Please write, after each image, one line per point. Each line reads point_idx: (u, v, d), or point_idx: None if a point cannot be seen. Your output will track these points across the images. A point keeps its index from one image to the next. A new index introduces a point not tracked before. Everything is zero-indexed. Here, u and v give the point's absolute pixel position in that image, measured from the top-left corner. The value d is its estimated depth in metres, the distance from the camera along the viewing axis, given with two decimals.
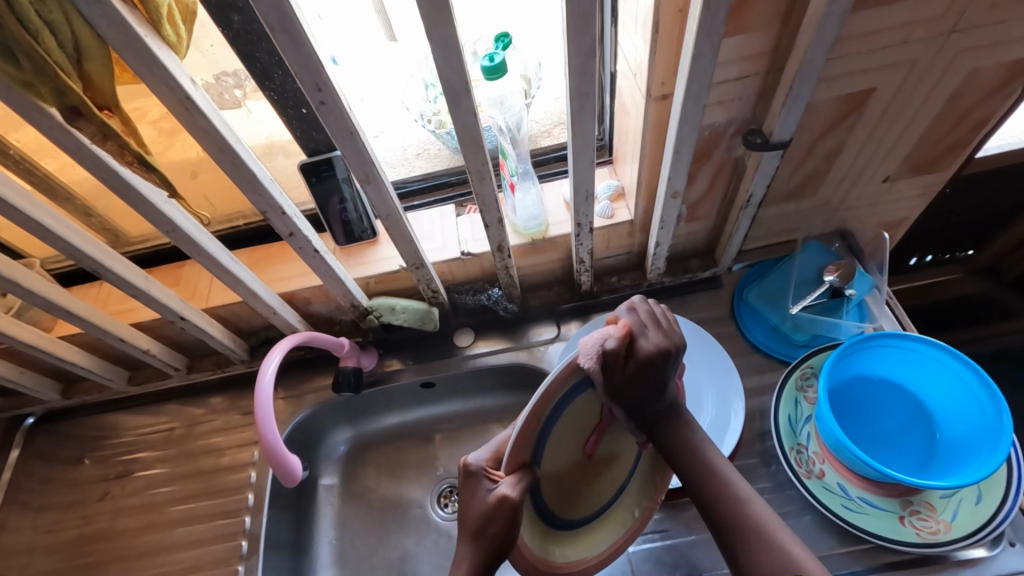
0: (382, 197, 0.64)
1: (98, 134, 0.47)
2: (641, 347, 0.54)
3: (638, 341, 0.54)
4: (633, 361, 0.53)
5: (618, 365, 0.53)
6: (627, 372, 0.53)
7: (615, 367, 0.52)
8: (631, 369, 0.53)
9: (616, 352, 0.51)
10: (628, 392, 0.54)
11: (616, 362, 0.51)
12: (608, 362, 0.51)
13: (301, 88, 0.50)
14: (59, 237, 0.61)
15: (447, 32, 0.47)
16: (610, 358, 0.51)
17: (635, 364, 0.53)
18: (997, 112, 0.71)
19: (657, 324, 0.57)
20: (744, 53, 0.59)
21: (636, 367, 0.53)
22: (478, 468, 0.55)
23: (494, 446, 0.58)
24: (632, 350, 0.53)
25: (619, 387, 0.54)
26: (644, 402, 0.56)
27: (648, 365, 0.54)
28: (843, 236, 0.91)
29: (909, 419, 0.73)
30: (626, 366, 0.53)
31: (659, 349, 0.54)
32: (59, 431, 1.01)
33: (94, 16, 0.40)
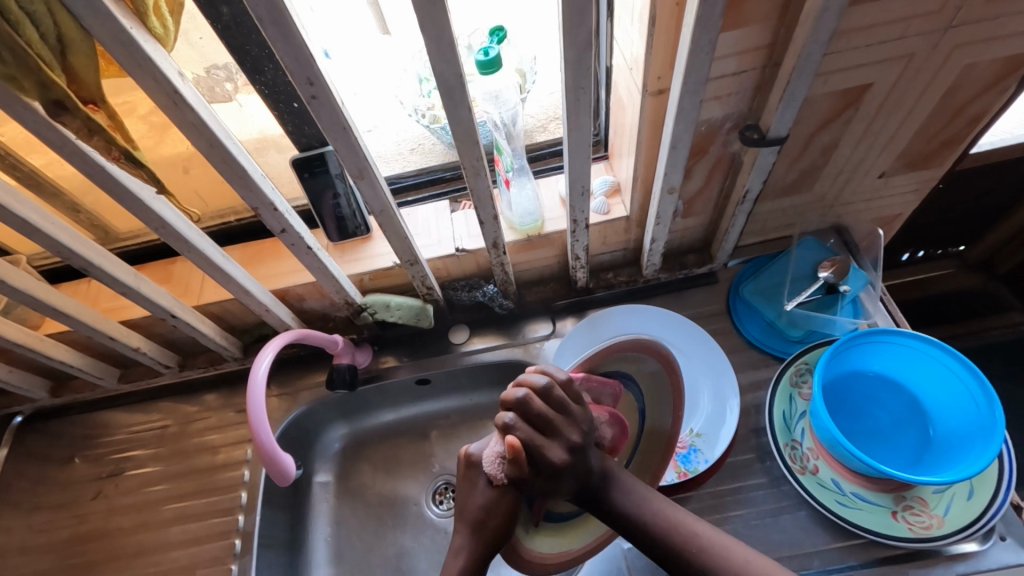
0: (376, 193, 0.63)
1: (84, 129, 0.45)
2: (546, 455, 0.49)
3: (542, 451, 0.49)
4: (538, 472, 0.50)
5: (526, 477, 0.50)
6: (537, 480, 0.50)
7: (525, 477, 0.50)
8: (542, 480, 0.50)
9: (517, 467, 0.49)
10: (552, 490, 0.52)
11: (521, 481, 0.49)
12: (513, 479, 0.49)
13: (293, 81, 0.49)
14: (45, 234, 0.60)
15: (441, 25, 0.46)
16: (509, 476, 0.49)
17: (541, 474, 0.50)
18: (992, 107, 0.71)
19: (567, 409, 0.52)
20: (741, 47, 0.58)
21: (548, 473, 0.50)
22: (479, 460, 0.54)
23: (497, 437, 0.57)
24: (536, 461, 0.49)
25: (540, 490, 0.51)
26: (577, 489, 0.53)
27: (559, 472, 0.50)
28: (838, 232, 0.92)
29: (902, 415, 0.73)
30: (540, 473, 0.50)
31: (565, 455, 0.50)
32: (49, 430, 0.99)
33: (76, 5, 0.39)
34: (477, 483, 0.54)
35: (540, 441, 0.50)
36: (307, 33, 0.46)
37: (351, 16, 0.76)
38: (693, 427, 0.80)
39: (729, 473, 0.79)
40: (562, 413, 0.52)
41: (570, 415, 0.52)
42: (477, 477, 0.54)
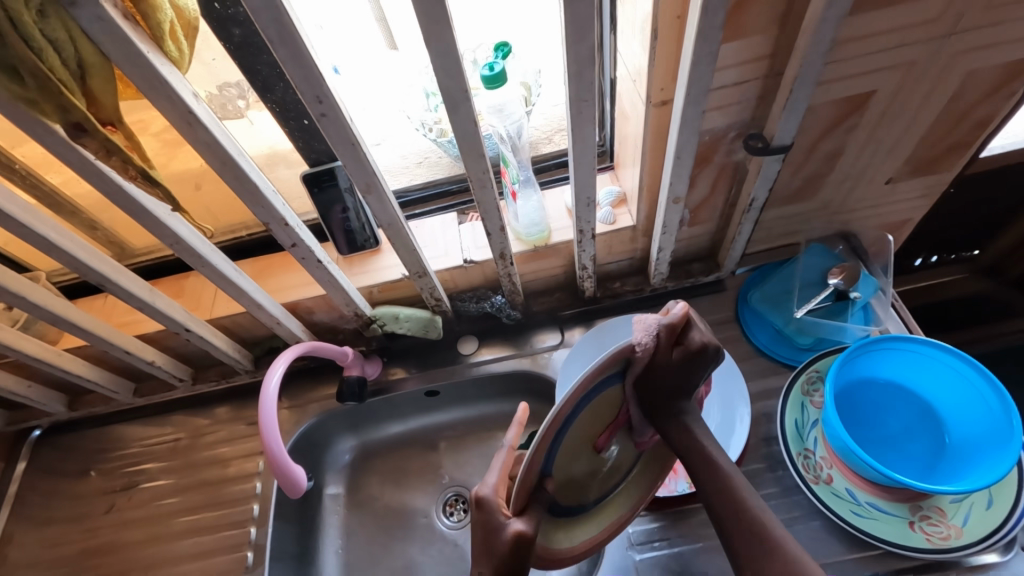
0: (383, 206, 0.64)
1: (102, 150, 0.47)
2: (691, 340, 0.54)
3: (693, 330, 0.54)
4: (680, 350, 0.54)
5: (667, 350, 0.53)
6: (669, 360, 0.53)
7: (661, 351, 0.52)
8: (676, 359, 0.53)
9: (672, 329, 0.52)
10: (661, 383, 0.54)
11: (665, 350, 0.52)
12: (662, 344, 0.52)
13: (302, 100, 0.50)
14: (64, 251, 0.61)
15: (445, 42, 0.47)
16: (667, 336, 0.51)
17: (681, 354, 0.54)
18: (999, 111, 0.71)
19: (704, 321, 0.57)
20: (743, 57, 0.59)
21: (681, 356, 0.54)
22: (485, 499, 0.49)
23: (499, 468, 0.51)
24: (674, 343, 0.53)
25: (655, 374, 0.53)
26: (669, 395, 0.55)
27: (693, 357, 0.54)
28: (846, 238, 0.91)
29: (917, 423, 0.72)
30: (672, 353, 0.54)
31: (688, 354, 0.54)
32: (65, 443, 1.01)
33: (96, 31, 0.40)
34: (492, 529, 0.48)
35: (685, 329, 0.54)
36: (317, 54, 0.48)
37: None
38: None
39: None
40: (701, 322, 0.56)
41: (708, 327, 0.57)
42: (489, 523, 0.48)
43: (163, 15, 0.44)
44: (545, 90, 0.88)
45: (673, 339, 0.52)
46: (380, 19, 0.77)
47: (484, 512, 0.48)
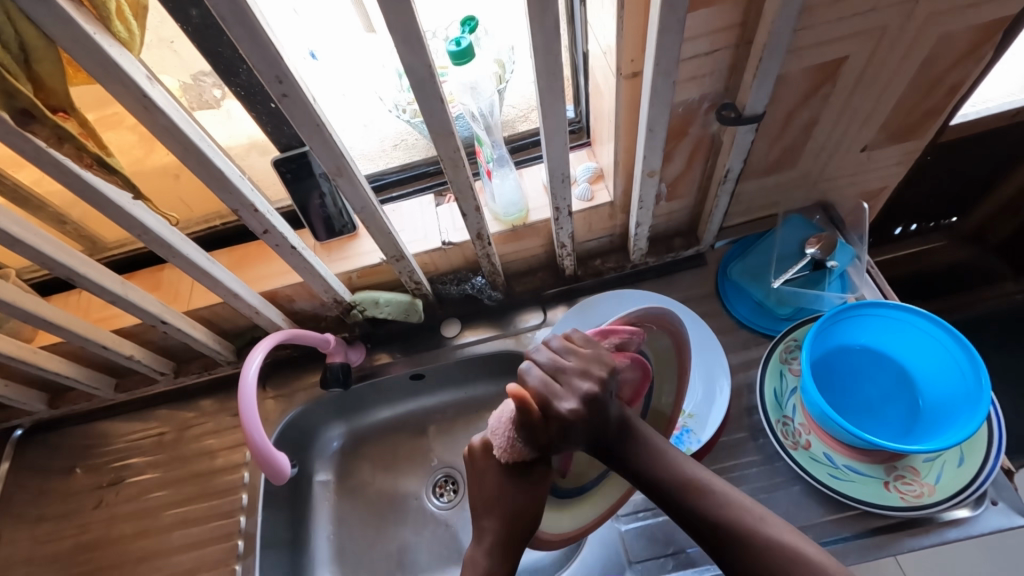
0: (354, 190, 0.63)
1: (53, 137, 0.45)
2: (555, 409, 0.52)
3: (551, 403, 0.52)
4: (552, 424, 0.52)
5: (543, 431, 0.53)
6: (554, 430, 0.53)
7: (545, 432, 0.53)
8: (556, 432, 0.53)
9: (529, 421, 0.52)
10: (575, 437, 0.54)
11: (538, 435, 0.53)
12: (524, 435, 0.54)
13: (262, 81, 0.49)
14: (28, 246, 0.60)
15: (407, 17, 0.46)
16: (520, 431, 0.54)
17: (558, 423, 0.52)
18: (971, 74, 0.71)
19: (564, 370, 0.54)
20: (713, 26, 0.58)
21: (560, 429, 0.53)
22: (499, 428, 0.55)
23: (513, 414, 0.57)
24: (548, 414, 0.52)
25: (557, 446, 0.55)
26: (597, 428, 0.55)
27: (570, 423, 0.52)
28: (823, 208, 0.92)
29: (892, 386, 0.74)
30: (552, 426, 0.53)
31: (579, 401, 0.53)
32: (49, 441, 1.00)
33: (38, 13, 0.39)
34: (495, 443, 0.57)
35: (551, 393, 0.53)
36: (275, 33, 0.46)
37: (331, 17, 0.75)
38: (685, 408, 0.80)
39: (724, 452, 0.79)
40: (563, 371, 0.54)
41: (570, 370, 0.54)
42: (508, 470, 0.58)
43: None
44: (520, 67, 0.86)
45: (537, 424, 0.52)
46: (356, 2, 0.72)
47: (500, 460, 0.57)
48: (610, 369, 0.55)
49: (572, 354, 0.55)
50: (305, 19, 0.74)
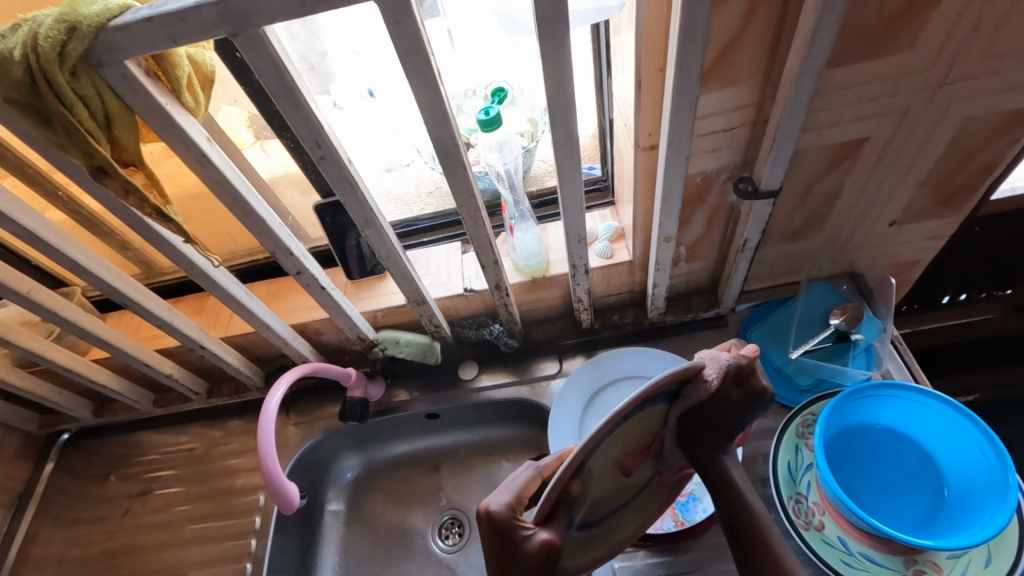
0: (382, 240, 0.67)
1: (121, 189, 0.51)
2: (757, 380, 0.53)
3: (756, 372, 0.53)
4: (739, 394, 0.53)
5: (728, 390, 0.53)
6: (734, 398, 0.53)
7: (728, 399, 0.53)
8: (732, 399, 0.53)
9: (738, 371, 0.52)
10: (718, 418, 0.54)
11: (729, 388, 0.52)
12: (726, 383, 0.52)
13: (303, 144, 0.54)
14: (92, 273, 0.67)
15: (434, 92, 0.51)
16: (732, 378, 0.52)
17: (744, 394, 0.53)
18: (1004, 156, 0.70)
19: None
20: (729, 106, 0.61)
21: (738, 398, 0.53)
22: (506, 522, 0.48)
23: (516, 488, 0.50)
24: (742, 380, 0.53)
25: (715, 412, 0.53)
26: (736, 425, 0.55)
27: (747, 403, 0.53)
28: (852, 277, 0.90)
29: (915, 472, 0.70)
30: (733, 392, 0.53)
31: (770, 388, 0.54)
32: (90, 447, 1.07)
33: (123, 88, 0.45)
34: (513, 545, 0.47)
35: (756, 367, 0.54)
36: (317, 105, 0.52)
37: (390, 64, 0.80)
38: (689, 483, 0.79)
39: None
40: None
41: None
42: (511, 535, 0.48)
43: (182, 71, 0.49)
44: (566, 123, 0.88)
45: (739, 380, 0.52)
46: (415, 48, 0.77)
47: (504, 523, 0.48)
48: None
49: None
50: (366, 61, 0.79)
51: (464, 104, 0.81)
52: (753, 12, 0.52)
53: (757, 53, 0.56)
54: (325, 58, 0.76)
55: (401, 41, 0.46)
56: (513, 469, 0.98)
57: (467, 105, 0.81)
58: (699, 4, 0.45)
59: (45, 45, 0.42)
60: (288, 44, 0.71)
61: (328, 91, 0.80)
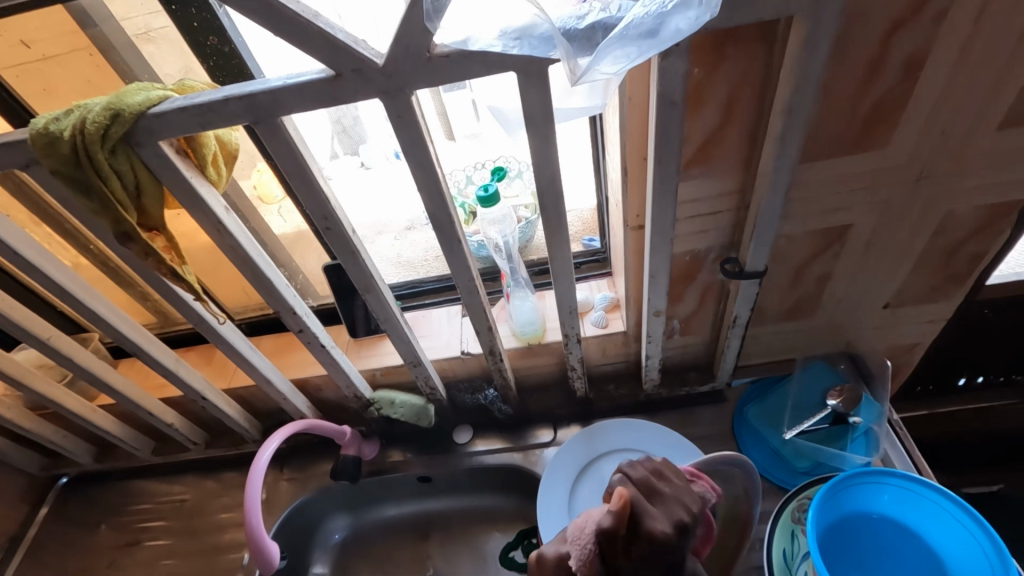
0: (381, 304, 0.71)
1: (142, 251, 0.55)
2: (646, 526, 0.48)
3: (643, 519, 0.48)
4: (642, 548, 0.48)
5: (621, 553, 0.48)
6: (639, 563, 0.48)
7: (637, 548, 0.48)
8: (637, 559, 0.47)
9: (614, 530, 0.46)
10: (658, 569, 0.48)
11: (618, 554, 0.47)
12: (609, 549, 0.47)
13: (311, 216, 0.59)
14: (109, 324, 0.71)
15: (430, 172, 0.55)
16: (613, 541, 0.47)
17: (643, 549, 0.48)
18: (991, 246, 0.72)
19: (657, 492, 0.53)
20: (712, 194, 0.65)
21: (640, 551, 0.48)
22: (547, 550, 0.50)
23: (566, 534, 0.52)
24: (638, 529, 0.48)
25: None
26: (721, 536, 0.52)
27: (656, 549, 0.48)
28: (850, 358, 0.89)
29: (917, 570, 0.67)
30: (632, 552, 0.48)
31: (671, 527, 0.49)
32: (87, 493, 1.08)
33: (156, 164, 0.51)
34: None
35: (645, 510, 0.49)
36: (327, 182, 0.57)
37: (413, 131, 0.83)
38: None
39: None
40: (655, 496, 0.52)
41: (664, 496, 0.52)
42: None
43: (208, 149, 0.54)
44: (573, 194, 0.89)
45: (624, 539, 0.47)
46: (442, 115, 0.79)
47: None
48: (688, 511, 0.51)
49: (660, 479, 0.54)
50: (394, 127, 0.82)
51: (473, 176, 0.89)
52: (730, 112, 0.57)
53: (736, 148, 0.60)
54: (357, 123, 0.78)
55: (404, 132, 0.52)
56: (503, 541, 0.96)
57: (476, 177, 0.89)
58: (672, 107, 0.50)
59: (92, 128, 0.48)
60: (324, 111, 0.73)
61: (356, 152, 0.84)
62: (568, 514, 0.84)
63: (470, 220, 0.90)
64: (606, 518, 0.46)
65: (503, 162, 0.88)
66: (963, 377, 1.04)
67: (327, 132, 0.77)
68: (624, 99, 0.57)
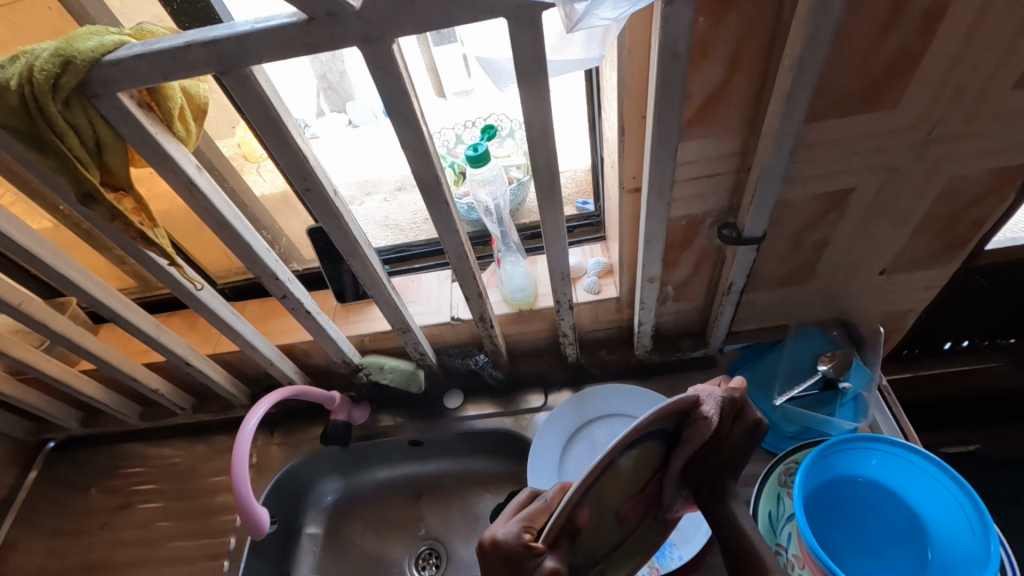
0: (367, 269, 0.68)
1: (108, 213, 0.52)
2: (748, 415, 0.53)
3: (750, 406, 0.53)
4: (738, 425, 0.53)
5: (723, 421, 0.52)
6: (726, 432, 0.53)
7: (723, 422, 0.52)
8: (730, 430, 0.52)
9: (729, 405, 0.51)
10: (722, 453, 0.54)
11: (722, 425, 0.52)
12: (717, 418, 0.51)
13: (289, 177, 0.55)
14: (82, 288, 0.68)
15: (415, 129, 0.52)
16: (724, 412, 0.51)
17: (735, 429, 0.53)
18: (995, 211, 0.70)
19: None
20: (712, 155, 0.62)
21: (737, 429, 0.53)
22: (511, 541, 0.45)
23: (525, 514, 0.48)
24: (740, 416, 0.53)
25: (714, 444, 0.53)
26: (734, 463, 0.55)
27: (750, 434, 0.53)
28: (843, 324, 0.89)
29: (898, 531, 0.69)
30: (728, 425, 0.52)
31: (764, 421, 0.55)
32: (75, 457, 1.08)
33: (115, 119, 0.47)
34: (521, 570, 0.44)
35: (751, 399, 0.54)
36: (303, 139, 0.53)
37: None
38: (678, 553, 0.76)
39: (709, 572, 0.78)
40: None
41: None
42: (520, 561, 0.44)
43: (174, 102, 0.50)
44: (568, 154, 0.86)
45: (732, 412, 0.51)
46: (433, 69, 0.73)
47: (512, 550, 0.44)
48: None
49: None
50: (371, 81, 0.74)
51: (462, 136, 0.84)
52: (735, 67, 0.53)
53: (741, 106, 0.57)
54: (344, 78, 0.73)
55: (385, 85, 0.48)
56: (494, 502, 0.97)
57: (466, 136, 0.84)
58: (675, 60, 0.46)
59: (40, 77, 0.44)
60: (308, 61, 0.69)
61: (344, 109, 0.79)
62: (559, 477, 0.85)
63: (459, 180, 0.86)
64: (731, 389, 0.51)
65: (494, 121, 0.83)
66: (952, 341, 1.05)
67: (313, 87, 0.73)
68: (624, 51, 0.53)
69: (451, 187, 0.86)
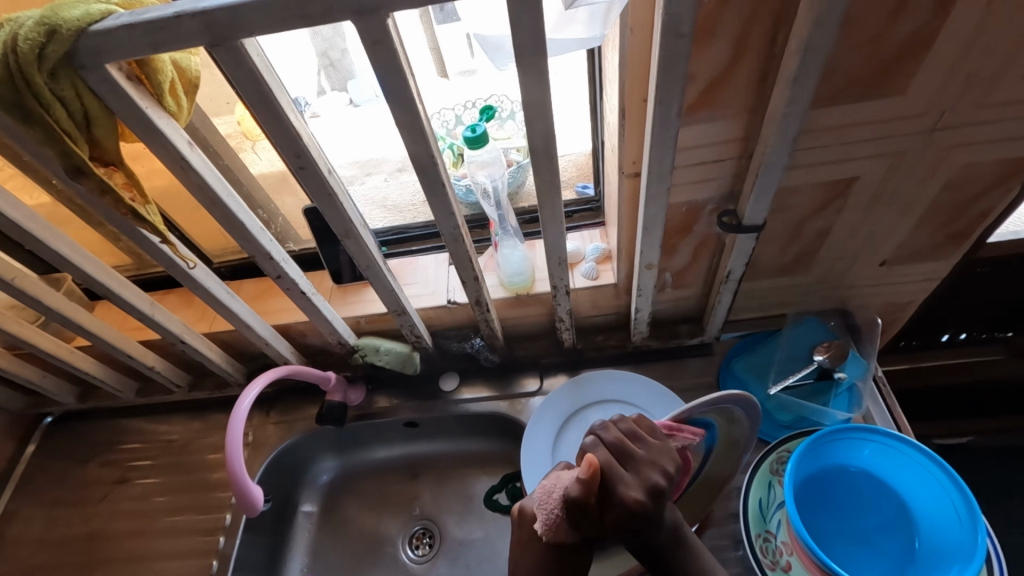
0: (362, 250, 0.67)
1: (97, 188, 0.51)
2: (619, 494, 0.48)
3: (614, 487, 0.48)
4: (611, 511, 0.48)
5: (593, 516, 0.48)
6: (607, 518, 0.48)
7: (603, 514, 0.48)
8: (609, 522, 0.48)
9: (582, 498, 0.47)
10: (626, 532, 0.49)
11: (587, 518, 0.48)
12: (576, 512, 0.48)
13: (283, 154, 0.54)
14: (75, 265, 0.67)
15: (411, 108, 0.50)
16: (580, 506, 0.47)
17: (615, 512, 0.48)
18: (1000, 203, 0.69)
19: (632, 456, 0.51)
20: (715, 140, 0.61)
21: (614, 515, 0.48)
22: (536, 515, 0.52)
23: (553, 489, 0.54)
24: (613, 499, 0.48)
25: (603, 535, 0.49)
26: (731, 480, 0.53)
27: (633, 516, 0.47)
28: (841, 315, 0.89)
29: (887, 520, 0.69)
30: (605, 516, 0.48)
31: (644, 493, 0.48)
32: (73, 432, 1.08)
33: (104, 91, 0.46)
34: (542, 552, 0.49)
35: (615, 476, 0.48)
36: (297, 116, 0.52)
37: None
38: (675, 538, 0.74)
39: None
40: (628, 460, 0.50)
41: (639, 459, 0.50)
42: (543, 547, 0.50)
43: (164, 75, 0.49)
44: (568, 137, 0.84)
45: (591, 507, 0.47)
46: (434, 49, 0.72)
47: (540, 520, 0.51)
48: (669, 472, 0.50)
49: (636, 441, 0.52)
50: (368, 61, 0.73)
51: (462, 116, 0.83)
52: (739, 50, 0.52)
53: (745, 90, 0.56)
54: (346, 57, 0.72)
55: (381, 62, 0.47)
56: (488, 484, 0.98)
57: (465, 117, 0.83)
58: (678, 40, 0.45)
59: (24, 46, 0.43)
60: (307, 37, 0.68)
61: (345, 88, 0.77)
62: (552, 461, 0.85)
63: (457, 162, 0.85)
64: (572, 488, 0.46)
65: (494, 102, 0.81)
66: (950, 333, 1.04)
67: (312, 64, 0.72)
68: (627, 31, 0.52)
69: (449, 168, 0.85)
